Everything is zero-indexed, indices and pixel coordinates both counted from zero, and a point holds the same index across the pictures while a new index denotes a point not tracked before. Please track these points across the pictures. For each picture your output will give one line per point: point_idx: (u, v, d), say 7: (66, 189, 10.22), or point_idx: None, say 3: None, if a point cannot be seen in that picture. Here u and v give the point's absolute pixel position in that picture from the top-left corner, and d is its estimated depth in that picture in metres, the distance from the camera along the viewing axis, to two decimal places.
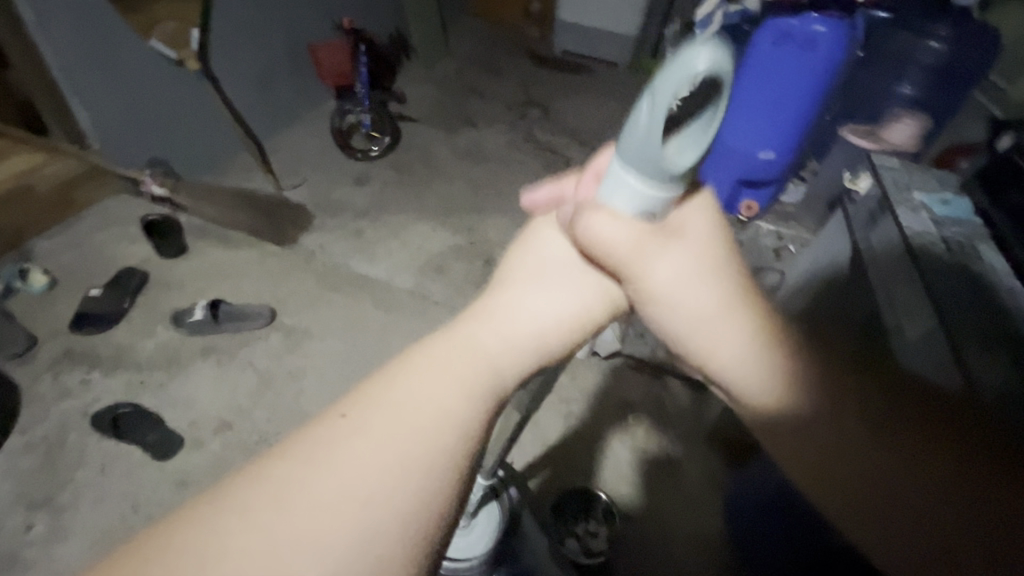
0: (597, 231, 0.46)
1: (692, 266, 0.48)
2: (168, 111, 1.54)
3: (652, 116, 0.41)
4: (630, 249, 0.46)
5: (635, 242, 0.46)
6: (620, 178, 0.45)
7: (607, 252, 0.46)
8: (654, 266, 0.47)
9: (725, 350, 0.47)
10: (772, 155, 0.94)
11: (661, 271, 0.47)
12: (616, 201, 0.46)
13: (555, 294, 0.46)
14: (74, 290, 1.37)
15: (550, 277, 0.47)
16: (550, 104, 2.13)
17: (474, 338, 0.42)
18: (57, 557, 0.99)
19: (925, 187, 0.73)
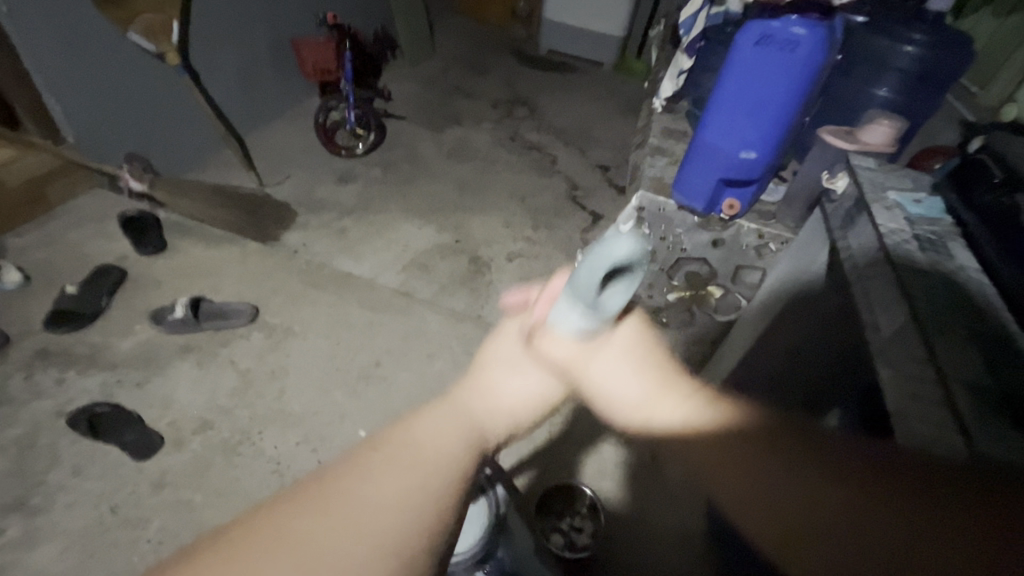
0: (550, 350, 0.50)
1: (634, 367, 0.52)
2: (148, 105, 1.51)
3: (590, 279, 0.44)
4: (576, 361, 0.50)
5: (580, 360, 0.50)
6: (566, 316, 0.47)
7: (557, 365, 0.50)
8: (603, 364, 0.51)
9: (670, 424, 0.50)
10: (754, 154, 0.93)
11: (607, 371, 0.51)
12: (563, 327, 0.48)
13: (521, 374, 0.49)
14: (48, 288, 1.34)
15: (512, 364, 0.50)
16: (536, 103, 2.13)
17: (461, 404, 0.47)
18: (31, 561, 0.96)
19: (900, 187, 0.76)
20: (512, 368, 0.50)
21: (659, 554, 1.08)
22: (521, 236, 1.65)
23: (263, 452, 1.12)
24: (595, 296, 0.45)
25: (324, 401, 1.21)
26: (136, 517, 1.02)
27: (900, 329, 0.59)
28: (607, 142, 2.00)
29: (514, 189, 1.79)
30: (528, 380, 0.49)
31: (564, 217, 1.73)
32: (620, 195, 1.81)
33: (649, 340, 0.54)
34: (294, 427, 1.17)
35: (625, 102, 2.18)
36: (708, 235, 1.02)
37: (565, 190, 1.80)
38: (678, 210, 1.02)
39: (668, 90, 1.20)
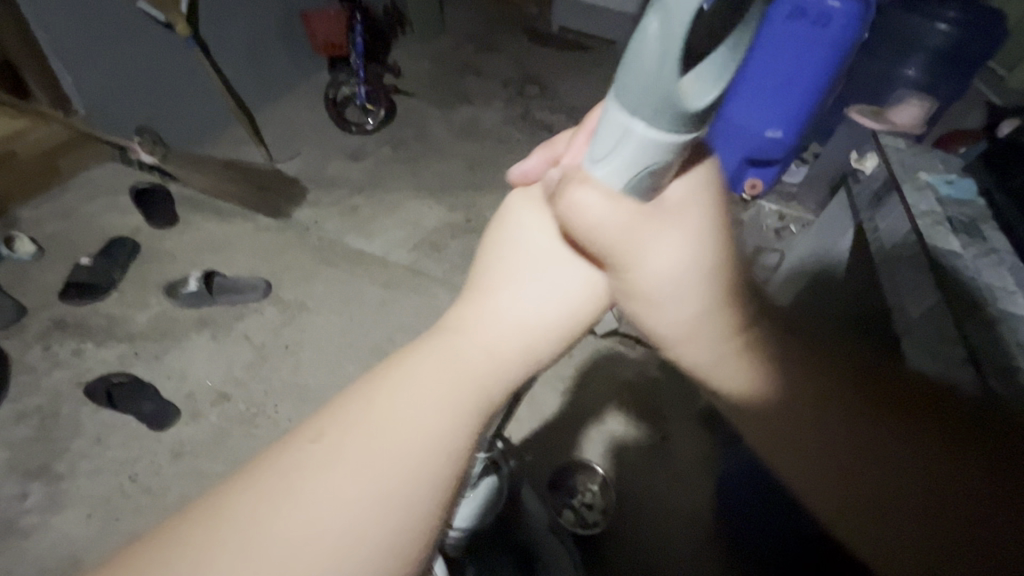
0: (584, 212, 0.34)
1: (688, 239, 0.37)
2: (159, 77, 1.49)
3: (661, 48, 0.27)
4: (626, 229, 0.35)
5: (630, 221, 0.34)
6: (620, 131, 0.32)
7: (592, 231, 0.35)
8: (654, 244, 0.36)
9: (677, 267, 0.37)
10: (780, 134, 0.95)
11: (674, 253, 0.37)
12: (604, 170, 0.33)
13: (670, 245, 0.36)
14: (62, 259, 1.34)
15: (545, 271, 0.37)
16: (548, 82, 2.09)
17: (467, 331, 0.35)
18: (55, 525, 0.98)
19: (931, 168, 0.74)
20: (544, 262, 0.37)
21: (673, 536, 1.09)
22: None
23: (279, 424, 1.13)
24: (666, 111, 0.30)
25: (335, 376, 1.21)
26: (155, 486, 1.03)
27: (934, 310, 0.57)
28: None
29: None
30: (678, 248, 0.37)
31: None
32: None
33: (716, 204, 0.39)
34: (307, 401, 1.17)
35: None
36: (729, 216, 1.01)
37: None
38: None
39: None
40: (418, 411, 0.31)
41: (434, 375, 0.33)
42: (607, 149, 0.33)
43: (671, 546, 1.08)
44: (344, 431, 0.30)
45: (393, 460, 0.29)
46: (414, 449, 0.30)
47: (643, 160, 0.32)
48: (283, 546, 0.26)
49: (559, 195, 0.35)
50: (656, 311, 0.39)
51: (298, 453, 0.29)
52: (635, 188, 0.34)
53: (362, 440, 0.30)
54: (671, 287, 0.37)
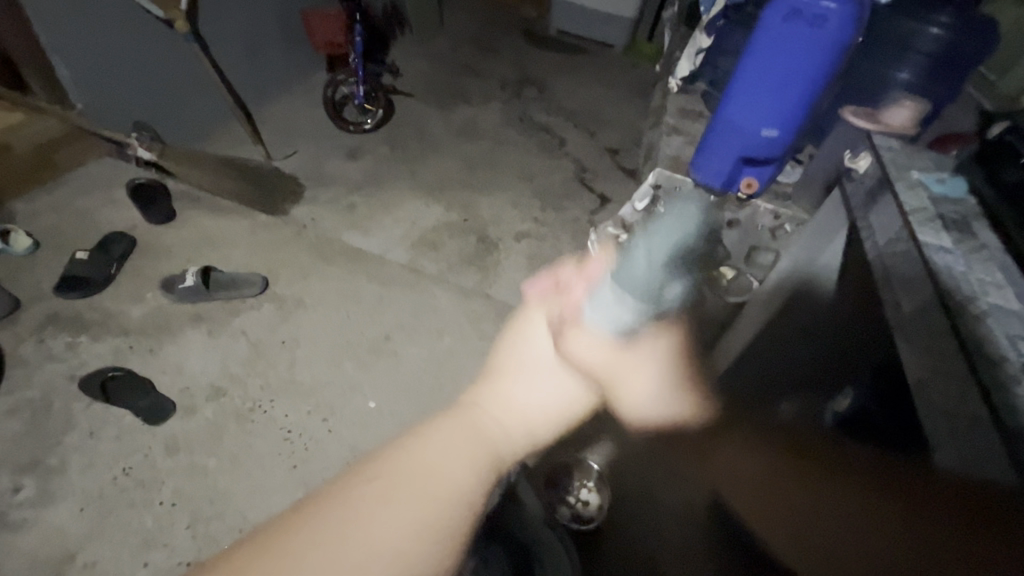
0: (580, 351, 0.54)
1: (655, 372, 0.58)
2: (158, 73, 1.50)
3: (651, 259, 0.52)
4: (605, 362, 0.54)
5: (608, 361, 0.54)
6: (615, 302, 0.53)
7: (585, 366, 0.54)
8: (631, 376, 0.56)
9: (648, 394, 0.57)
10: (775, 134, 0.93)
11: (643, 380, 0.57)
12: (599, 325, 0.53)
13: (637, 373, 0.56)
14: (58, 253, 1.34)
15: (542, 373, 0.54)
16: (546, 84, 2.11)
17: (476, 415, 0.53)
18: (47, 518, 0.98)
19: (925, 168, 0.75)
20: (542, 372, 0.54)
21: (667, 533, 1.10)
22: (529, 217, 1.64)
23: (275, 420, 1.13)
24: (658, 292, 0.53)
25: (332, 373, 1.21)
26: (149, 480, 1.03)
27: (924, 306, 0.58)
28: (617, 124, 1.98)
29: (523, 169, 1.78)
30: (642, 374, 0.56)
31: (574, 199, 1.72)
32: (629, 179, 1.80)
33: (676, 351, 0.58)
34: (303, 397, 1.17)
35: (635, 84, 2.15)
36: (724, 215, 1.03)
37: (573, 173, 1.79)
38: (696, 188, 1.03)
39: (685, 70, 1.18)
40: (462, 469, 0.50)
41: (456, 446, 0.51)
42: (603, 312, 0.53)
43: (664, 542, 1.09)
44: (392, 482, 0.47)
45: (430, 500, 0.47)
46: (451, 492, 0.48)
47: (633, 312, 0.52)
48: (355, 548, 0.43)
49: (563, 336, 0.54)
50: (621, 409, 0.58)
51: (350, 512, 0.45)
52: (627, 334, 0.54)
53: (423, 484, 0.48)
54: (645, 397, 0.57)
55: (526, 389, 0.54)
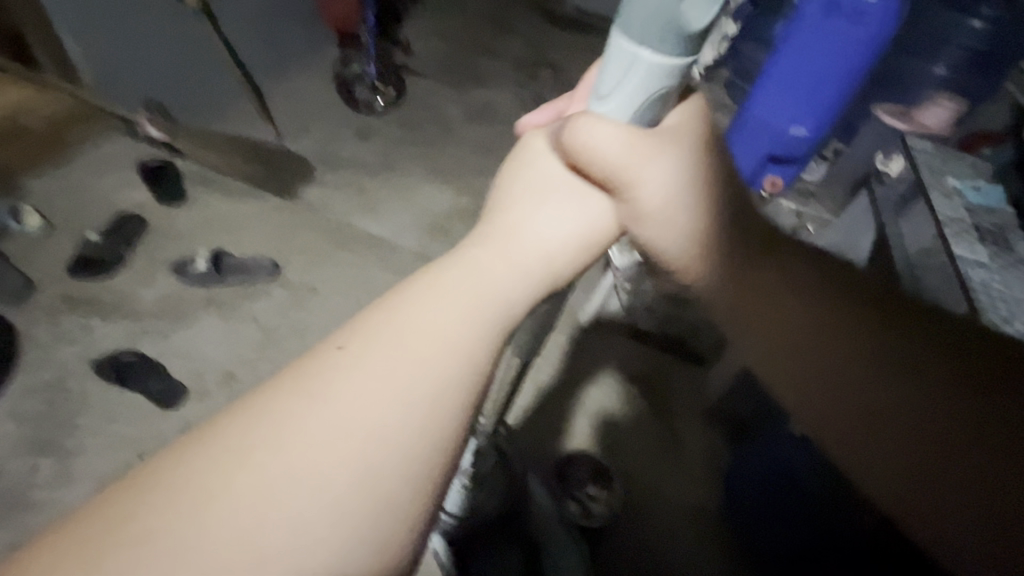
0: (598, 144, 0.50)
1: (679, 168, 0.51)
2: (168, 48, 1.47)
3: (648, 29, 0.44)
4: (621, 163, 0.50)
5: (627, 156, 0.50)
6: (631, 57, 0.46)
7: (591, 155, 0.50)
8: (643, 173, 0.50)
9: (659, 185, 0.51)
10: (804, 131, 0.90)
11: (662, 173, 0.51)
12: (610, 115, 0.50)
13: (653, 168, 0.51)
14: (71, 232, 1.33)
15: (550, 200, 0.52)
16: (561, 66, 2.06)
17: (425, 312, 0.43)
18: (66, 498, 0.99)
19: (960, 174, 0.72)
20: (549, 205, 0.52)
21: (672, 526, 1.10)
22: None
23: None
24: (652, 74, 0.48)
25: None
26: None
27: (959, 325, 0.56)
28: None
29: None
30: (656, 168, 0.51)
31: None
32: None
33: (700, 134, 0.54)
34: None
35: None
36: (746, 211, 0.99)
37: None
38: None
39: (709, 56, 1.16)
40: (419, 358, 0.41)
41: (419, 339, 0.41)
42: (618, 73, 0.48)
43: (671, 537, 1.09)
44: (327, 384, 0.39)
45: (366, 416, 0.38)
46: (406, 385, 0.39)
47: (646, 86, 0.48)
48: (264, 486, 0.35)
49: (568, 133, 0.51)
50: (639, 213, 0.53)
51: (247, 439, 0.36)
52: (639, 116, 0.51)
53: (346, 387, 0.39)
54: (660, 214, 0.52)
55: (533, 221, 0.51)
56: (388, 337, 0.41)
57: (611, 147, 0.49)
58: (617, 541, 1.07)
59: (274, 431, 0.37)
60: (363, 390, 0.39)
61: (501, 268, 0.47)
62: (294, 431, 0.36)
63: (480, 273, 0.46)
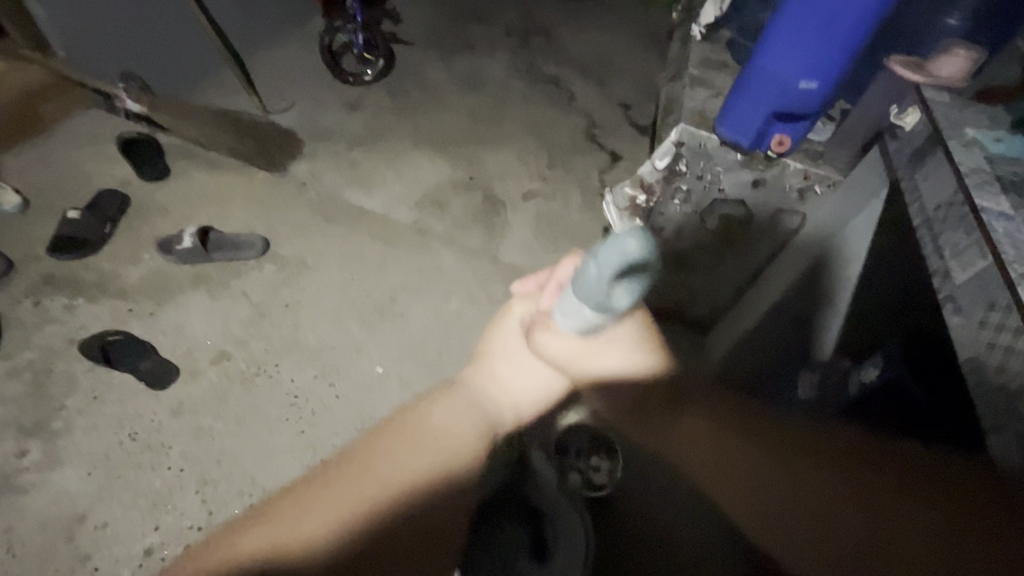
0: (554, 344, 0.62)
1: (622, 357, 0.65)
2: (145, 19, 1.41)
3: (597, 278, 0.48)
4: (572, 352, 0.63)
5: (576, 350, 0.63)
6: (574, 308, 0.54)
7: (555, 355, 0.64)
8: (596, 362, 0.65)
9: (615, 367, 0.66)
10: (814, 86, 0.83)
11: (608, 361, 0.65)
12: (564, 328, 0.59)
13: (608, 358, 0.65)
14: (49, 211, 1.28)
15: (521, 363, 0.73)
16: (555, 32, 1.99)
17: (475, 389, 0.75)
18: (57, 481, 0.97)
19: (977, 125, 0.68)
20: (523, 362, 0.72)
21: (672, 494, 1.08)
22: (537, 174, 1.58)
23: (280, 384, 1.10)
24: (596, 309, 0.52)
25: (339, 336, 1.18)
26: (156, 445, 1.01)
27: (977, 278, 0.54)
28: (629, 77, 1.89)
29: (532, 124, 1.70)
30: (612, 359, 0.65)
31: (583, 154, 1.65)
32: (640, 133, 1.73)
33: (637, 339, 0.65)
34: (310, 360, 1.14)
35: (648, 35, 2.04)
36: (749, 175, 0.96)
37: (583, 128, 1.71)
38: (721, 146, 0.94)
39: (710, 15, 1.12)
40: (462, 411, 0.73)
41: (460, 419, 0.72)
42: (567, 316, 0.55)
43: (670, 505, 1.07)
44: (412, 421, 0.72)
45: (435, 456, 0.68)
46: (462, 436, 0.70)
47: (588, 320, 0.55)
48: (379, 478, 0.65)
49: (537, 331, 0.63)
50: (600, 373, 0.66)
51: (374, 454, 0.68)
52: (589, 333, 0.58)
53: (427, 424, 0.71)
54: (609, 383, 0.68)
55: (509, 374, 0.74)
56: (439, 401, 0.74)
57: (562, 345, 0.62)
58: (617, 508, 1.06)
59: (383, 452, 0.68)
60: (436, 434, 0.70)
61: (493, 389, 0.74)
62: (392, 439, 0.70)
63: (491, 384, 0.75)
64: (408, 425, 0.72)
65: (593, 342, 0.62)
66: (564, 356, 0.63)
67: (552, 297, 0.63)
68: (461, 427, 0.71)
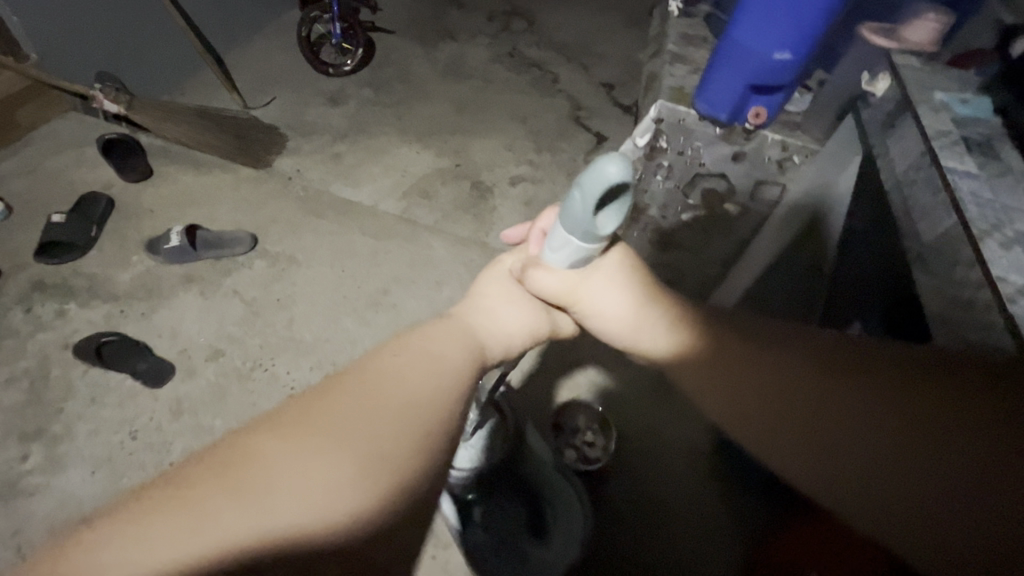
0: (542, 285, 0.58)
1: (618, 289, 0.58)
2: (121, 20, 1.39)
3: (583, 204, 0.46)
4: (565, 285, 0.58)
5: (566, 290, 0.58)
6: (562, 242, 0.52)
7: (549, 295, 0.59)
8: (592, 295, 0.58)
9: (612, 306, 0.58)
10: (787, 57, 0.84)
11: (608, 292, 0.58)
12: (556, 261, 0.56)
13: (609, 292, 0.58)
14: (34, 218, 1.28)
15: (508, 300, 0.64)
16: (536, 16, 1.98)
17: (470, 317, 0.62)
18: (61, 483, 0.98)
19: (947, 88, 0.69)
20: (511, 301, 0.64)
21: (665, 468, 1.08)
22: (524, 159, 1.59)
23: (277, 378, 1.11)
24: (586, 232, 0.49)
25: (334, 329, 1.19)
26: (157, 444, 1.02)
27: (945, 237, 0.55)
28: (612, 58, 1.89)
29: (516, 109, 1.70)
30: (614, 293, 0.58)
31: (569, 137, 1.65)
32: (626, 114, 1.73)
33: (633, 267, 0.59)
34: (305, 353, 1.15)
35: (630, 14, 2.04)
36: (730, 148, 0.97)
37: (568, 111, 1.72)
38: (700, 121, 0.95)
39: None
40: (448, 347, 0.56)
41: (448, 339, 0.57)
42: (557, 251, 0.53)
43: (664, 479, 1.07)
44: (355, 385, 0.49)
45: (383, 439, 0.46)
46: (445, 372, 0.53)
47: (579, 253, 0.53)
48: (278, 481, 0.42)
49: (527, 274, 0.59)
50: (597, 303, 0.58)
51: (272, 450, 0.43)
52: (576, 264, 0.55)
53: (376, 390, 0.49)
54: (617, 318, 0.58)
55: (500, 311, 0.63)
56: (403, 356, 0.54)
57: (552, 281, 0.58)
58: (611, 484, 1.05)
59: (301, 435, 0.44)
60: (415, 367, 0.52)
61: (484, 321, 0.62)
62: (316, 427, 0.45)
63: (487, 316, 0.63)
64: (378, 382, 0.50)
65: (580, 270, 0.57)
66: (557, 291, 0.58)
67: (538, 242, 0.61)
68: (467, 339, 0.59)
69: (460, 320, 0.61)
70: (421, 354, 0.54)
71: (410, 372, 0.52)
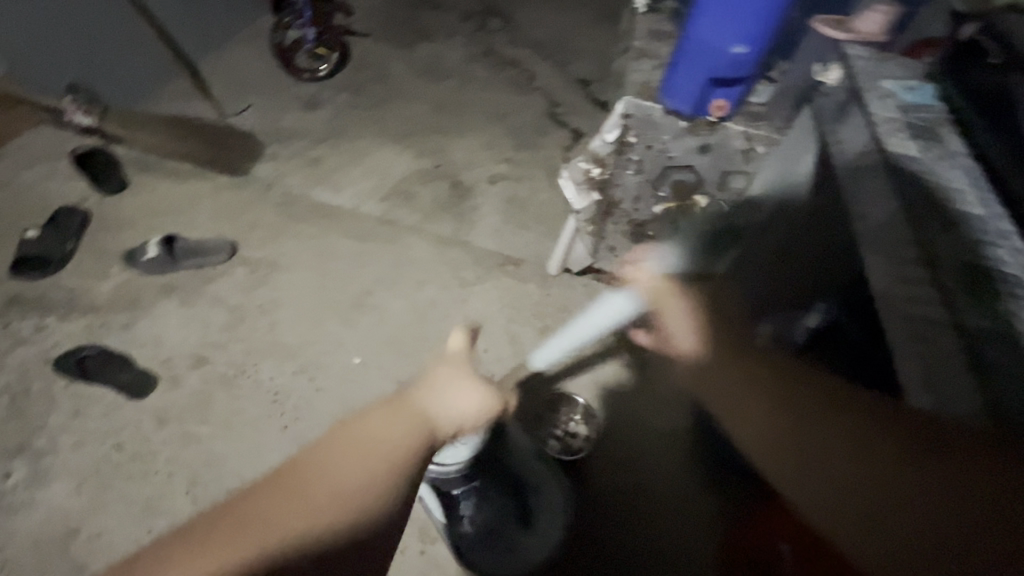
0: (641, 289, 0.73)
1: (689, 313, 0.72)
2: (90, 31, 1.39)
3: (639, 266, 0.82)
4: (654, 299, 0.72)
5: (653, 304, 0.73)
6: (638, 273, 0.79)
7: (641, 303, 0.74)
8: (672, 310, 0.72)
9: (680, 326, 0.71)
10: (745, 50, 0.87)
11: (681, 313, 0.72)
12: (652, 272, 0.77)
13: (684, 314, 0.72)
14: (9, 233, 1.27)
15: (458, 384, 0.60)
16: (511, 15, 2.00)
17: (422, 395, 0.59)
18: (46, 497, 0.98)
19: (894, 76, 0.72)
20: (459, 386, 0.60)
21: (649, 456, 1.10)
22: (503, 158, 1.60)
23: (261, 383, 1.12)
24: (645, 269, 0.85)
25: (317, 333, 1.20)
26: (142, 453, 1.03)
27: (891, 220, 0.59)
28: (587, 54, 1.91)
29: (494, 108, 1.72)
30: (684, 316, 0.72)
31: (547, 135, 1.67)
32: (602, 109, 1.75)
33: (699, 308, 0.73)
34: (289, 358, 1.16)
35: (604, 11, 2.06)
36: (695, 141, 0.99)
37: (545, 108, 1.73)
38: (665, 116, 0.98)
39: None
40: (390, 427, 0.53)
41: (391, 421, 0.54)
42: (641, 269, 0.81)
43: (648, 467, 1.09)
44: (294, 467, 0.49)
45: (299, 524, 0.44)
46: (381, 454, 0.51)
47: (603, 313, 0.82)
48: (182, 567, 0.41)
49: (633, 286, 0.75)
50: (670, 319, 0.72)
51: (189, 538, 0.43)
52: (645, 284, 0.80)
53: (309, 474, 0.48)
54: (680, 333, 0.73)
55: (452, 393, 0.60)
56: (340, 438, 0.52)
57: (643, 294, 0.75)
58: (593, 475, 1.07)
59: (221, 520, 0.44)
60: (350, 450, 0.50)
61: (436, 400, 0.58)
62: (237, 513, 0.45)
63: (439, 399, 0.58)
64: (317, 465, 0.48)
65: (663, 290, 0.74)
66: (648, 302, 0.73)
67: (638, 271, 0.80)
68: (419, 423, 0.55)
69: (410, 401, 0.57)
70: (360, 436, 0.52)
71: (352, 449, 0.50)
